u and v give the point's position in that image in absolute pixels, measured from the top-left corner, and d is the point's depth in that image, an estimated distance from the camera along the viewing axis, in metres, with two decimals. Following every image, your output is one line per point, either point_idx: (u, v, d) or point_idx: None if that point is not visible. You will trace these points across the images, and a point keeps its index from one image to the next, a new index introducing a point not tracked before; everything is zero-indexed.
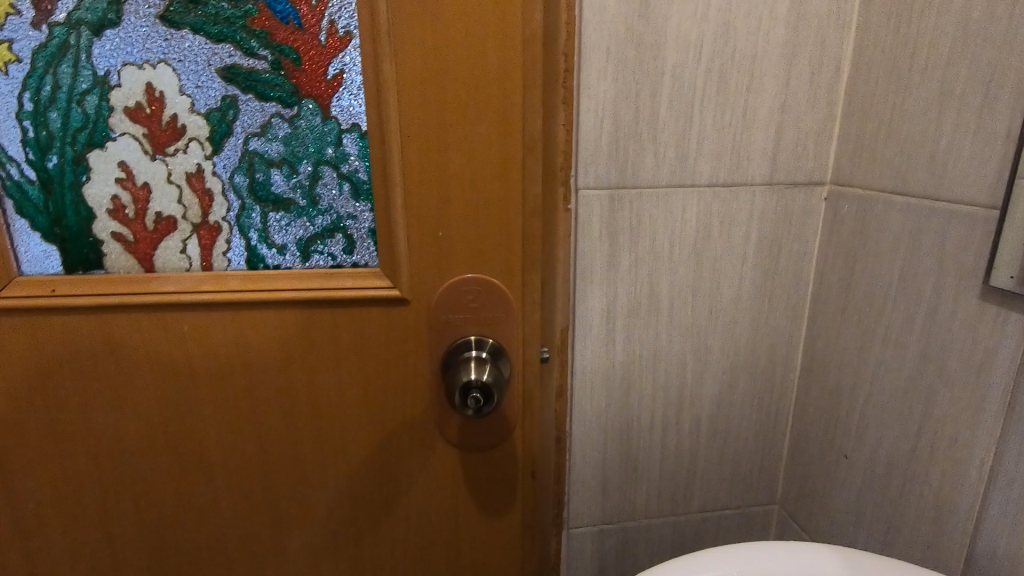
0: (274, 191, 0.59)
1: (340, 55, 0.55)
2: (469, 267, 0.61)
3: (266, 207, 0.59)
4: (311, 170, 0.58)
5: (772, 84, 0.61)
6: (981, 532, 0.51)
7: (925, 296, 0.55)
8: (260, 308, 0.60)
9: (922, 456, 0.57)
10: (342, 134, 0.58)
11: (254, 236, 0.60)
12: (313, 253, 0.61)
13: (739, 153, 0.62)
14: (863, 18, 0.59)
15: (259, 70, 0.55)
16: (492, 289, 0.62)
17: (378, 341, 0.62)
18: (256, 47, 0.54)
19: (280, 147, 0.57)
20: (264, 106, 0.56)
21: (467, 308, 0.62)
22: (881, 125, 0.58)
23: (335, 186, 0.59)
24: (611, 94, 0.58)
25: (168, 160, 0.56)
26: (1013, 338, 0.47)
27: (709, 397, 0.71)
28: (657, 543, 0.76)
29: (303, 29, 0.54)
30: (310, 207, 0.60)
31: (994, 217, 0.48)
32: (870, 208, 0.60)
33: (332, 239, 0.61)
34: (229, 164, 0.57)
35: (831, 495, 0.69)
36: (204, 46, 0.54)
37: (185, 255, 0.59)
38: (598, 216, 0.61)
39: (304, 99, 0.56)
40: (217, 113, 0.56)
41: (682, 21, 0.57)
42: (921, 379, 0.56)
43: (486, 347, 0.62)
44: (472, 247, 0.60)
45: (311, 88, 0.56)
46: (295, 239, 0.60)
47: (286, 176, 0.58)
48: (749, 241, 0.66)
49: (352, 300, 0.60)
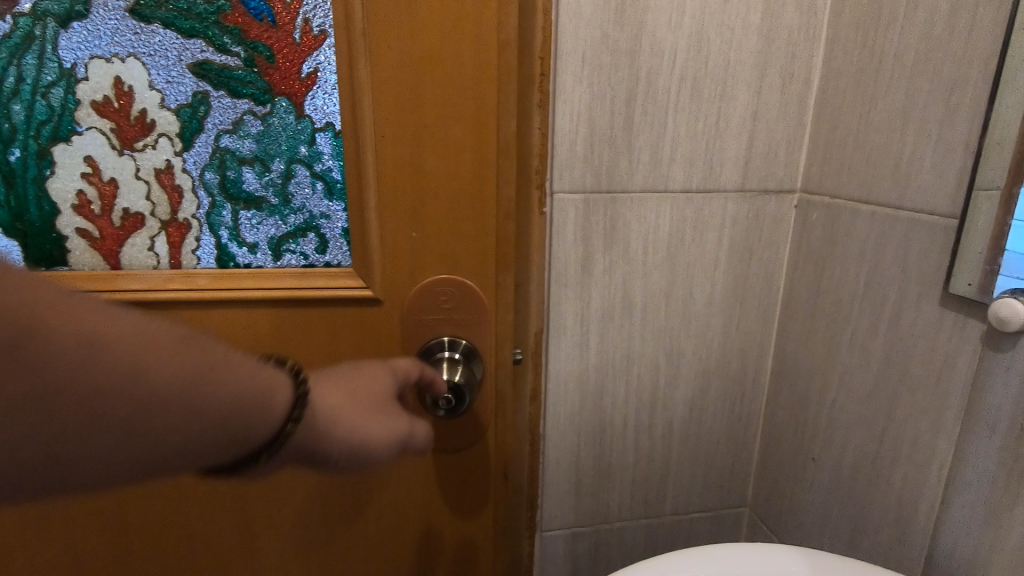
0: (245, 189, 0.58)
1: (314, 54, 0.55)
2: (444, 268, 0.61)
3: (237, 205, 0.58)
4: (283, 169, 0.58)
5: (745, 92, 0.62)
6: (941, 533, 0.53)
7: (888, 302, 0.56)
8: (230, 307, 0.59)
9: (885, 459, 0.58)
10: (315, 132, 0.57)
11: (224, 234, 0.59)
12: (285, 251, 0.60)
13: (712, 160, 0.63)
14: (832, 31, 0.61)
15: (232, 67, 0.54)
16: (467, 291, 0.62)
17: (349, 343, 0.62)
18: (229, 43, 0.54)
19: (252, 144, 0.57)
20: (237, 102, 0.55)
21: (440, 310, 0.62)
22: (848, 136, 0.60)
23: (308, 185, 0.59)
24: (586, 99, 0.58)
25: (136, 155, 0.55)
26: (971, 344, 0.49)
27: (682, 400, 0.72)
28: (630, 545, 0.77)
29: (277, 26, 0.54)
30: (282, 206, 0.59)
31: (954, 227, 0.49)
32: (837, 216, 0.61)
33: (304, 238, 0.60)
34: (200, 161, 0.56)
35: (799, 498, 0.70)
36: (175, 41, 0.53)
37: (153, 253, 0.58)
38: (573, 220, 0.62)
39: (278, 97, 0.56)
40: (188, 109, 0.55)
41: (657, 28, 0.58)
42: (885, 384, 0.57)
43: (459, 348, 0.62)
44: (447, 249, 0.60)
45: (284, 86, 0.56)
46: (266, 237, 0.60)
47: (258, 174, 0.58)
48: (721, 246, 0.67)
49: (326, 299, 0.60)
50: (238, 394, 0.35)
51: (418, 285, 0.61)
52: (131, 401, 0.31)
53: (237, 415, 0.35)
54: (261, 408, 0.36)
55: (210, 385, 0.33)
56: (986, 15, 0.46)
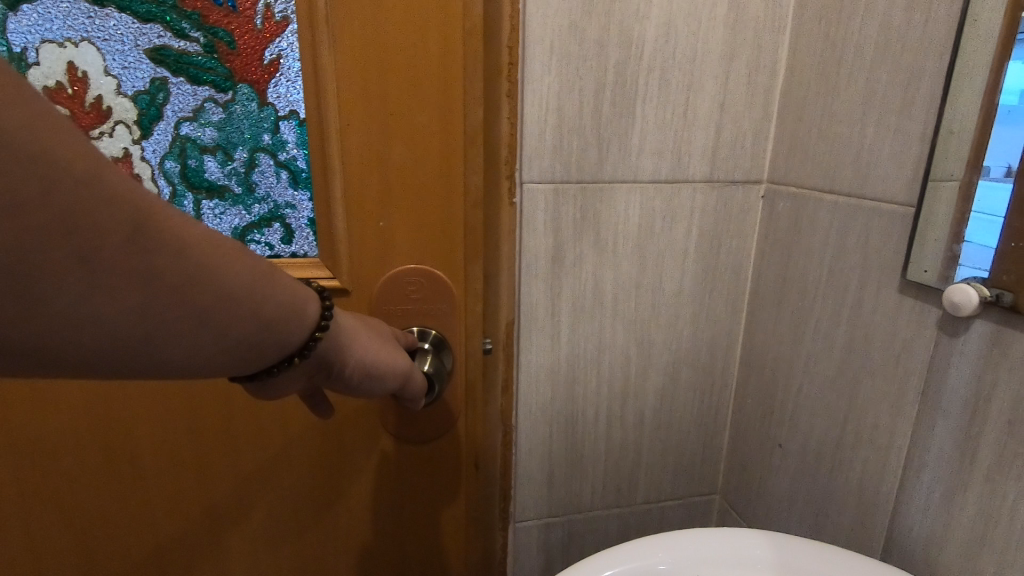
0: (207, 178, 0.57)
1: (277, 40, 0.54)
2: (413, 259, 0.61)
3: (199, 195, 0.57)
4: (247, 157, 0.57)
5: (712, 83, 0.62)
6: (899, 514, 0.54)
7: (850, 290, 0.57)
8: None
9: (847, 444, 0.59)
10: (279, 120, 0.56)
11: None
12: (250, 242, 0.59)
13: (680, 151, 0.64)
14: (796, 23, 0.61)
15: (191, 52, 0.53)
16: (436, 282, 0.62)
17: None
18: (188, 28, 0.52)
19: (213, 132, 0.56)
20: (197, 89, 0.54)
21: (411, 301, 0.63)
22: (812, 126, 0.60)
23: (273, 174, 0.58)
24: (555, 89, 0.58)
25: (92, 144, 0.54)
26: (928, 329, 0.50)
27: (653, 389, 0.73)
28: (603, 533, 0.77)
29: (238, 11, 0.53)
30: (246, 195, 0.58)
31: (911, 215, 0.51)
32: (802, 206, 0.62)
33: (269, 229, 0.59)
34: (159, 149, 0.55)
35: (767, 483, 0.71)
36: (131, 25, 0.51)
37: None
38: (542, 210, 0.62)
39: (239, 84, 0.55)
40: (145, 95, 0.53)
41: (625, 18, 0.58)
42: (847, 370, 0.59)
43: (429, 338, 0.63)
44: (417, 241, 0.61)
45: (245, 73, 0.54)
46: (230, 228, 0.59)
47: (221, 163, 0.56)
48: (690, 236, 0.67)
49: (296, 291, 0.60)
50: (287, 304, 0.34)
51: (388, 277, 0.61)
52: (215, 297, 0.30)
53: (282, 321, 0.34)
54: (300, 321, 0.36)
55: (266, 290, 0.33)
56: (941, 8, 0.47)
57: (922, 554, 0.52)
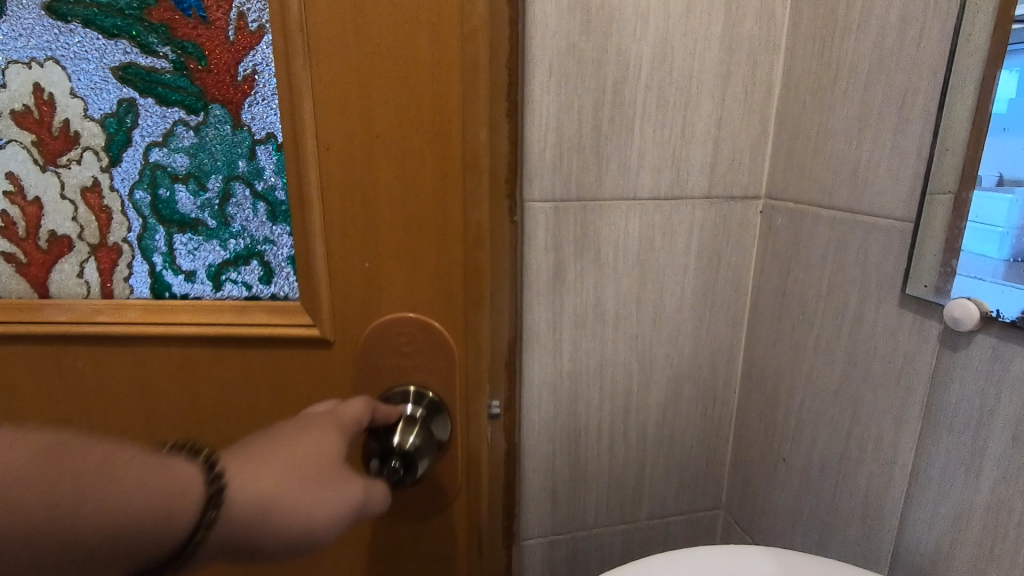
0: (180, 211, 0.56)
1: (249, 53, 0.52)
2: (409, 305, 0.57)
3: (172, 228, 0.57)
4: (220, 188, 0.56)
5: (708, 101, 0.63)
6: (906, 529, 0.54)
7: (850, 305, 0.58)
8: (159, 343, 0.57)
9: (850, 458, 0.59)
10: (255, 144, 0.55)
11: (161, 262, 0.57)
12: (225, 281, 0.58)
13: (679, 167, 0.64)
14: (790, 41, 0.62)
15: (159, 70, 0.52)
16: (429, 327, 0.58)
17: (280, 378, 0.59)
18: (155, 43, 0.51)
19: (185, 161, 0.55)
20: (166, 111, 0.53)
21: (402, 349, 0.59)
22: (809, 142, 0.61)
23: (248, 206, 0.56)
24: (554, 109, 0.59)
25: (61, 173, 0.54)
26: (929, 343, 0.50)
27: (655, 405, 0.73)
28: (607, 551, 0.77)
29: (208, 22, 0.51)
30: (220, 229, 0.57)
31: (909, 230, 0.51)
32: (800, 221, 0.63)
33: (246, 266, 0.58)
34: (129, 178, 0.55)
35: (771, 498, 0.71)
36: (96, 41, 0.51)
37: (83, 280, 0.57)
38: (543, 228, 0.63)
39: (211, 104, 0.53)
40: (113, 119, 0.53)
41: (622, 38, 0.59)
42: (849, 383, 0.59)
43: (424, 402, 0.59)
44: (412, 285, 0.57)
45: (217, 91, 0.53)
46: (205, 265, 0.58)
47: (194, 194, 0.56)
48: (690, 252, 0.67)
49: (261, 338, 0.57)
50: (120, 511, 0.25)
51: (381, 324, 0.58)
52: None
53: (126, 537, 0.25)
54: (166, 520, 0.26)
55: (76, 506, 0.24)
56: (933, 27, 0.48)
57: (929, 569, 0.52)
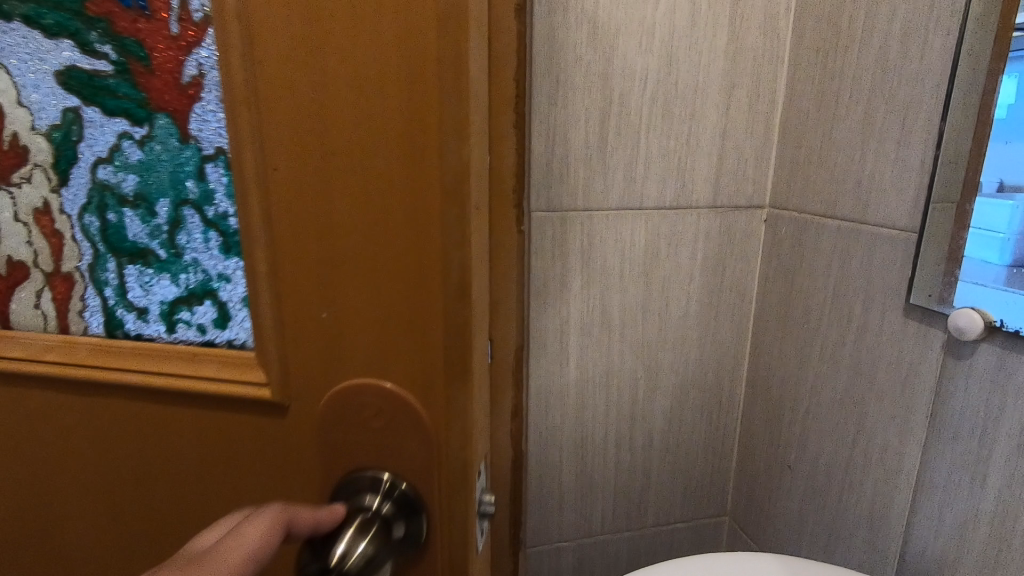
0: (129, 238, 0.36)
1: (196, 46, 0.31)
2: (362, 365, 0.31)
3: (122, 260, 0.37)
4: (170, 211, 0.35)
5: (713, 112, 0.64)
6: (911, 537, 0.54)
7: (855, 313, 0.58)
8: (76, 396, 0.37)
9: (856, 465, 0.60)
10: (203, 161, 0.34)
11: (113, 293, 0.38)
12: (178, 323, 0.37)
13: (684, 177, 0.65)
14: (793, 53, 0.63)
15: (103, 74, 0.33)
16: (396, 421, 0.32)
17: (224, 459, 0.35)
18: (96, 41, 0.33)
19: (135, 179, 0.35)
20: (110, 122, 0.34)
21: (367, 434, 0.33)
22: (813, 153, 0.62)
23: (201, 235, 0.35)
24: (561, 120, 0.60)
25: (14, 190, 0.37)
26: (933, 352, 0.51)
27: (661, 412, 0.73)
28: (613, 558, 0.77)
29: (150, 13, 0.32)
30: (172, 262, 0.36)
31: (912, 240, 0.52)
32: (804, 230, 0.64)
33: (199, 308, 0.36)
34: (78, 200, 0.36)
35: (777, 505, 0.71)
36: (33, 41, 0.34)
37: (41, 312, 0.39)
38: (550, 237, 0.63)
39: (157, 112, 0.33)
40: (61, 131, 0.35)
41: (629, 51, 0.60)
42: (854, 391, 0.59)
43: (390, 498, 0.33)
44: (369, 336, 0.31)
45: (164, 96, 0.33)
46: (158, 300, 0.37)
47: (142, 219, 0.36)
48: (695, 261, 0.68)
49: (216, 400, 0.35)
50: None
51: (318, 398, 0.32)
52: None
53: None
54: None
55: None
56: (934, 42, 0.49)
57: None
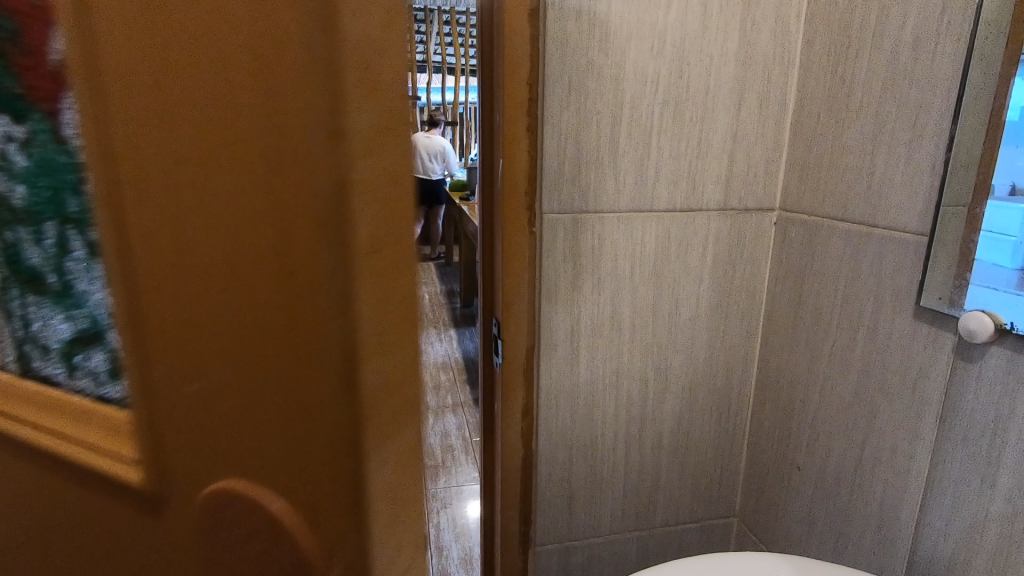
0: (25, 259, 0.27)
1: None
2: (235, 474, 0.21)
3: (22, 285, 0.28)
4: (55, 228, 0.25)
5: (724, 115, 0.64)
6: (921, 538, 0.55)
7: (864, 316, 0.59)
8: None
9: (866, 466, 0.60)
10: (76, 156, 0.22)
11: (19, 324, 0.29)
12: (77, 373, 0.27)
13: (695, 180, 0.66)
14: (804, 58, 0.64)
15: None
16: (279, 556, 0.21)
17: (126, 554, 0.27)
18: None
19: (20, 184, 0.26)
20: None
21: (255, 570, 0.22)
22: (823, 156, 0.62)
23: (89, 264, 0.24)
24: (573, 123, 0.61)
25: None
26: (943, 355, 0.51)
27: (671, 413, 0.74)
28: (622, 557, 0.78)
29: None
30: (67, 293, 0.26)
31: (923, 243, 0.52)
32: (815, 233, 0.64)
33: (94, 360, 0.26)
34: None
35: (786, 506, 0.71)
36: None
37: None
38: (562, 239, 0.64)
39: (32, 96, 0.23)
40: None
41: (640, 56, 0.60)
42: (864, 393, 0.60)
43: None
44: (242, 440, 0.20)
45: (37, 72, 0.23)
46: (58, 339, 0.27)
47: (34, 237, 0.26)
48: (705, 263, 0.69)
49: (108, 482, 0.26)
50: None
51: (205, 508, 0.23)
52: None
53: None
54: None
55: None
56: (945, 47, 0.49)
57: None
